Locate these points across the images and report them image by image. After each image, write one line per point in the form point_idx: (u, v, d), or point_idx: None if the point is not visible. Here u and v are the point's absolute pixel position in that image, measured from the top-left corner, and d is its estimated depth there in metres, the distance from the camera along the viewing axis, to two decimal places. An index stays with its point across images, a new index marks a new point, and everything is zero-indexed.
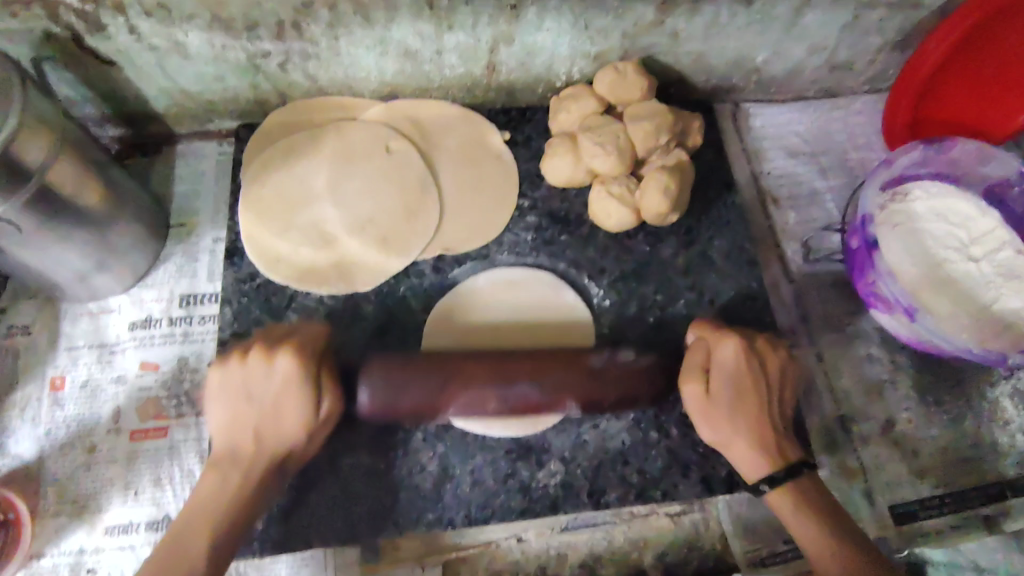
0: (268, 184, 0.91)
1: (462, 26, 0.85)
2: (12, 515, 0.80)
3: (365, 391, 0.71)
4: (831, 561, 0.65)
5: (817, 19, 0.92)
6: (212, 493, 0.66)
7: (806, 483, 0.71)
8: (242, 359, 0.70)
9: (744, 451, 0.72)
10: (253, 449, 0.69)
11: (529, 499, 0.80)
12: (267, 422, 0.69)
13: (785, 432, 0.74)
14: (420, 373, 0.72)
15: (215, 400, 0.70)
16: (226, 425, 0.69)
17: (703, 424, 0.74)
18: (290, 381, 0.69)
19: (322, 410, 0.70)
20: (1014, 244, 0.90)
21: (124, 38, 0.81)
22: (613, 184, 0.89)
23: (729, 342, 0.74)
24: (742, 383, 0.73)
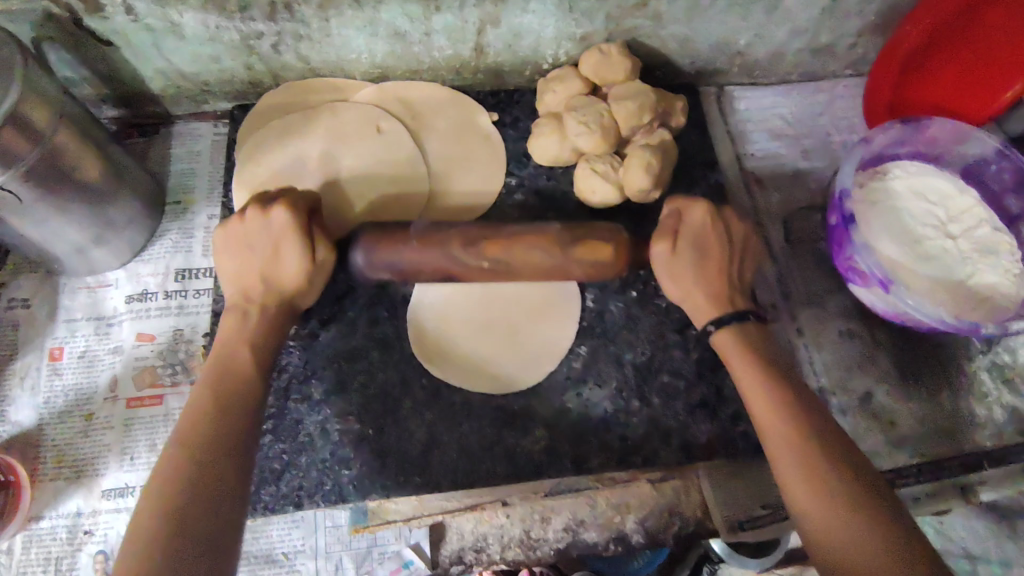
0: (262, 163, 0.93)
1: (450, 8, 0.88)
2: (11, 478, 0.82)
3: (359, 252, 0.83)
4: (779, 424, 0.66)
5: (796, 3, 0.94)
6: (233, 333, 0.75)
7: (750, 324, 0.77)
8: (242, 216, 0.78)
9: (700, 302, 0.78)
10: (261, 288, 0.77)
11: (513, 464, 0.82)
12: (270, 268, 0.77)
13: (747, 289, 0.81)
14: (399, 239, 0.82)
15: (223, 254, 0.79)
16: (235, 275, 0.78)
17: (665, 277, 0.79)
18: (285, 230, 0.76)
19: (319, 257, 0.79)
20: (991, 222, 0.92)
21: (121, 18, 0.84)
22: (597, 162, 0.92)
23: (698, 207, 0.79)
24: (707, 246, 0.79)
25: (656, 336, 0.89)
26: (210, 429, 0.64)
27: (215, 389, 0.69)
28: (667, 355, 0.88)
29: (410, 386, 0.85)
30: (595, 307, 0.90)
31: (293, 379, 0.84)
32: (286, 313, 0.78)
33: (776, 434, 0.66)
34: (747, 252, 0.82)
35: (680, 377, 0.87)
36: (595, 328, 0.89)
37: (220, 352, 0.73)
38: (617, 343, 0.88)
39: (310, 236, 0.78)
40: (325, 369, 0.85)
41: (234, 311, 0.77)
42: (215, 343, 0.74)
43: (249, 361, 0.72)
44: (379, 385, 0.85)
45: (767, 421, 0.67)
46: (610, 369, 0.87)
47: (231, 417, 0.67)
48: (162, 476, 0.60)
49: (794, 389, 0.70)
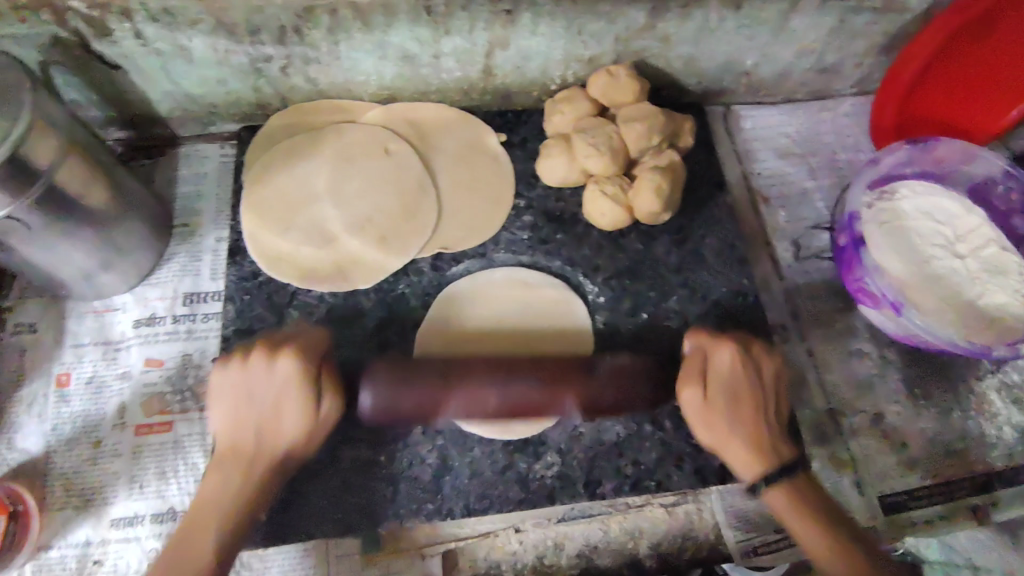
0: (270, 185, 0.93)
1: (459, 30, 0.88)
2: (20, 507, 0.82)
3: (368, 395, 0.75)
4: (836, 562, 0.68)
5: (804, 24, 0.94)
6: (216, 500, 0.70)
7: (800, 481, 0.74)
8: (244, 361, 0.72)
9: (741, 452, 0.74)
10: (253, 446, 0.71)
11: (525, 490, 0.82)
12: (266, 419, 0.71)
13: (783, 436, 0.76)
14: (429, 380, 0.75)
15: (217, 402, 0.73)
16: (226, 427, 0.72)
17: (696, 423, 0.76)
18: (289, 383, 0.71)
19: (325, 411, 0.74)
20: (999, 242, 0.92)
21: (129, 43, 0.83)
22: (606, 184, 0.91)
23: (724, 348, 0.77)
24: (739, 391, 0.76)
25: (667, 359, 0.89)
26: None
27: (193, 556, 0.67)
28: None
29: None
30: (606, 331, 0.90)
31: None
32: (272, 483, 0.72)
33: (835, 568, 0.68)
34: (780, 394, 0.78)
35: None
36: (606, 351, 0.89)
37: (205, 497, 0.70)
38: None
39: (318, 391, 0.73)
40: None
41: (219, 466, 0.71)
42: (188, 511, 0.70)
43: (209, 559, 0.67)
44: None
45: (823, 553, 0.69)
46: None
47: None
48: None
49: (832, 510, 0.73)
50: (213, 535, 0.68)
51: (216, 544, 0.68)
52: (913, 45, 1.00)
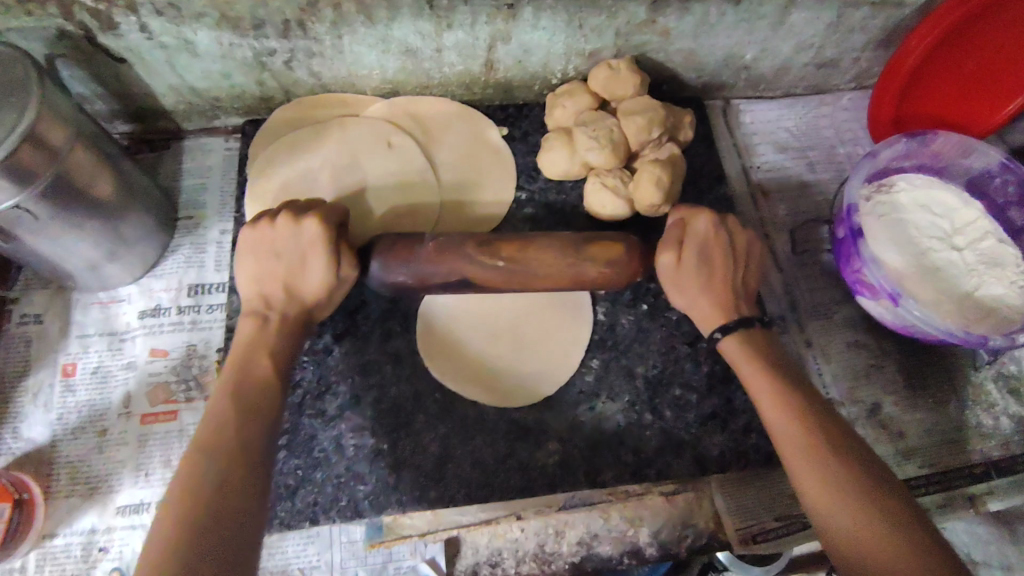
0: (273, 177, 0.94)
1: (461, 24, 0.89)
2: (25, 496, 0.82)
3: (377, 263, 0.81)
4: (793, 444, 0.66)
5: (803, 19, 0.95)
6: (251, 350, 0.73)
7: (756, 331, 0.76)
8: (271, 221, 0.77)
9: (710, 309, 0.77)
10: (281, 297, 0.76)
11: (527, 478, 0.82)
12: (293, 275, 0.76)
13: (750, 298, 0.79)
14: (424, 256, 0.81)
15: (245, 256, 0.77)
16: (252, 278, 0.76)
17: (668, 286, 0.78)
18: (316, 241, 0.75)
19: (342, 271, 0.78)
20: (996, 234, 0.94)
21: (135, 36, 0.84)
22: (607, 176, 0.92)
23: (703, 215, 0.77)
24: (711, 255, 0.77)
25: (667, 349, 0.90)
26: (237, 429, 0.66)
27: (237, 400, 0.68)
28: (678, 368, 0.89)
29: (423, 400, 0.85)
30: (607, 321, 0.91)
31: (308, 394, 0.85)
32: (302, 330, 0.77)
33: (793, 451, 0.66)
34: (753, 261, 0.80)
35: (690, 390, 0.88)
36: (607, 341, 0.90)
37: (237, 355, 0.72)
38: (628, 356, 0.89)
39: (336, 252, 0.76)
40: (339, 384, 0.86)
41: (250, 316, 0.75)
42: (231, 352, 0.73)
43: (262, 383, 0.71)
44: (392, 399, 0.85)
45: (778, 426, 0.67)
46: (622, 382, 0.88)
47: (252, 438, 0.66)
48: (194, 483, 0.61)
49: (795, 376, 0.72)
50: (268, 362, 0.72)
51: (269, 372, 0.72)
52: (909, 42, 0.98)
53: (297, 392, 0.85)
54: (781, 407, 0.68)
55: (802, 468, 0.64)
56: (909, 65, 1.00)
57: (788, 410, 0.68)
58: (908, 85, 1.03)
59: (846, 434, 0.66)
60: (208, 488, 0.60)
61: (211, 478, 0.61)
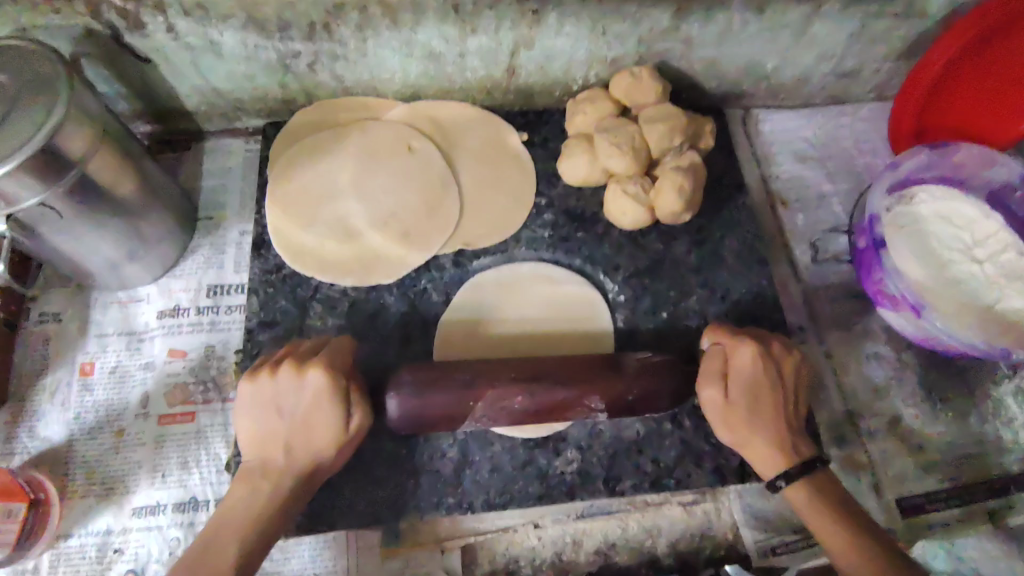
0: (294, 180, 0.94)
1: (485, 30, 0.89)
2: (41, 495, 0.82)
3: (395, 402, 0.77)
4: (838, 536, 0.70)
5: (825, 28, 0.95)
6: (245, 504, 0.70)
7: (820, 477, 0.75)
8: (271, 374, 0.75)
9: (763, 451, 0.75)
10: (282, 461, 0.72)
11: (546, 485, 0.82)
12: (296, 435, 0.72)
13: (801, 432, 0.78)
14: (448, 386, 0.79)
15: (245, 411, 0.74)
16: (257, 438, 0.73)
17: (718, 425, 0.77)
18: (320, 395, 0.73)
19: (352, 424, 0.75)
20: (1016, 247, 0.93)
21: (161, 37, 0.84)
22: (628, 184, 0.92)
23: (745, 346, 0.78)
24: (759, 390, 0.77)
25: (687, 358, 0.89)
26: None
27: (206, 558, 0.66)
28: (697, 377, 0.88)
29: None
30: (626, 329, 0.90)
31: None
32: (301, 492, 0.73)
33: (837, 543, 0.70)
34: (798, 386, 0.80)
35: None
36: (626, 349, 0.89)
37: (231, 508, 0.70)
38: None
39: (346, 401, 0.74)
40: None
41: (247, 476, 0.72)
42: (217, 513, 0.70)
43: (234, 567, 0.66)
44: None
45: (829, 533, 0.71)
46: None
47: None
48: None
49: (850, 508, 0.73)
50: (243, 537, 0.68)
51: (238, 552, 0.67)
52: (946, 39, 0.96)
53: None
54: (834, 522, 0.72)
55: (859, 568, 0.68)
56: (938, 66, 0.98)
57: (836, 519, 0.72)
58: (932, 87, 1.01)
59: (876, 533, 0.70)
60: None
61: None
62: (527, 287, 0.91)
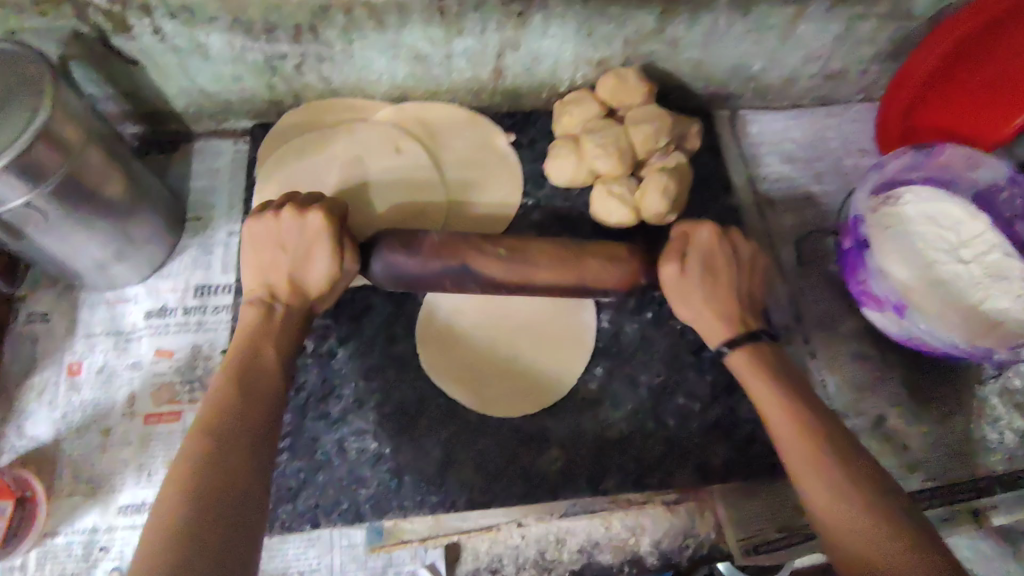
0: (284, 182, 0.95)
1: (471, 31, 0.89)
2: (28, 494, 0.83)
3: (378, 261, 0.79)
4: (788, 422, 0.68)
5: (810, 30, 0.96)
6: (253, 330, 0.74)
7: (762, 347, 0.76)
8: (275, 215, 0.78)
9: (713, 320, 0.77)
10: (285, 286, 0.77)
11: (529, 484, 0.82)
12: (296, 267, 0.77)
13: (757, 310, 0.79)
14: (415, 237, 0.80)
15: (246, 249, 0.78)
16: (256, 270, 0.78)
17: (673, 296, 0.79)
18: (319, 235, 0.77)
19: (346, 265, 0.79)
20: (1004, 247, 0.91)
21: (148, 38, 0.85)
22: (613, 184, 0.93)
23: (704, 226, 0.79)
24: (715, 262, 0.78)
25: (671, 358, 0.90)
26: (240, 421, 0.65)
27: (239, 382, 0.68)
28: (681, 377, 0.89)
29: (427, 405, 0.85)
30: (611, 329, 0.90)
31: (311, 397, 0.85)
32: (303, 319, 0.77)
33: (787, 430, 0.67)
34: (756, 272, 0.81)
35: (694, 400, 0.88)
36: (611, 349, 0.90)
37: (241, 353, 0.72)
38: (632, 364, 0.89)
39: (341, 244, 0.77)
40: (343, 388, 0.86)
41: (251, 304, 0.76)
42: (238, 335, 0.74)
43: (275, 373, 0.71)
44: (396, 403, 0.85)
45: (777, 420, 0.69)
46: (625, 390, 0.87)
47: (246, 449, 0.63)
48: (196, 449, 0.62)
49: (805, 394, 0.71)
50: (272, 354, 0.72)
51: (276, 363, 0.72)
52: (949, 23, 0.95)
53: (300, 395, 0.85)
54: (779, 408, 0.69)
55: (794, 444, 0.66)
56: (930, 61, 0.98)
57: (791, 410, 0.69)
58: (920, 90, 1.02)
59: (857, 454, 0.64)
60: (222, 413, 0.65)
61: (219, 439, 0.62)
62: None
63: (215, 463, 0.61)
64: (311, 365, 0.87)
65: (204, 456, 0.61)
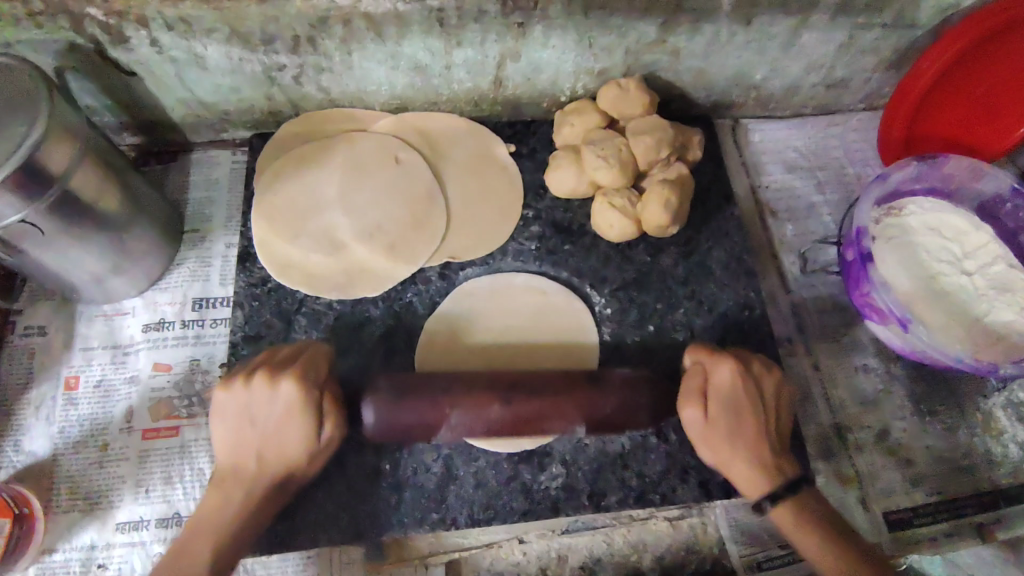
0: (280, 193, 0.93)
1: (471, 42, 0.88)
2: (26, 510, 0.81)
3: (372, 412, 0.74)
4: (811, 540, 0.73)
5: (813, 39, 0.95)
6: (217, 513, 0.71)
7: (803, 497, 0.75)
8: (247, 381, 0.73)
9: (739, 464, 0.75)
10: (253, 466, 0.72)
11: (530, 501, 0.82)
12: (270, 449, 0.72)
13: (782, 447, 0.77)
14: (421, 400, 0.75)
15: (220, 426, 0.74)
16: (229, 445, 0.73)
17: (699, 443, 0.77)
18: (291, 409, 0.72)
19: (323, 434, 0.74)
20: (1006, 259, 0.93)
21: (145, 50, 0.84)
22: (614, 196, 0.92)
23: (724, 365, 0.77)
24: (742, 408, 0.76)
25: (673, 371, 0.89)
26: None
27: None
28: None
29: None
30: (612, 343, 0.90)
31: None
32: (276, 491, 0.74)
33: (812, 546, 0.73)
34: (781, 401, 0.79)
35: None
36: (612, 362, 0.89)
37: (202, 514, 0.71)
38: None
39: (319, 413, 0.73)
40: None
41: (222, 483, 0.73)
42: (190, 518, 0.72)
43: (205, 564, 0.68)
44: None
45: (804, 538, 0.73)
46: None
47: None
48: None
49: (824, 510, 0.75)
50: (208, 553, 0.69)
51: (209, 557, 0.69)
52: (953, 33, 0.93)
53: None
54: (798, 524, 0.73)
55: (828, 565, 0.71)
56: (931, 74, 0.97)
57: (810, 528, 0.73)
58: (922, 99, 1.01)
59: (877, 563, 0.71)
60: None
61: None
62: (517, 300, 0.91)
63: None
64: None
65: None
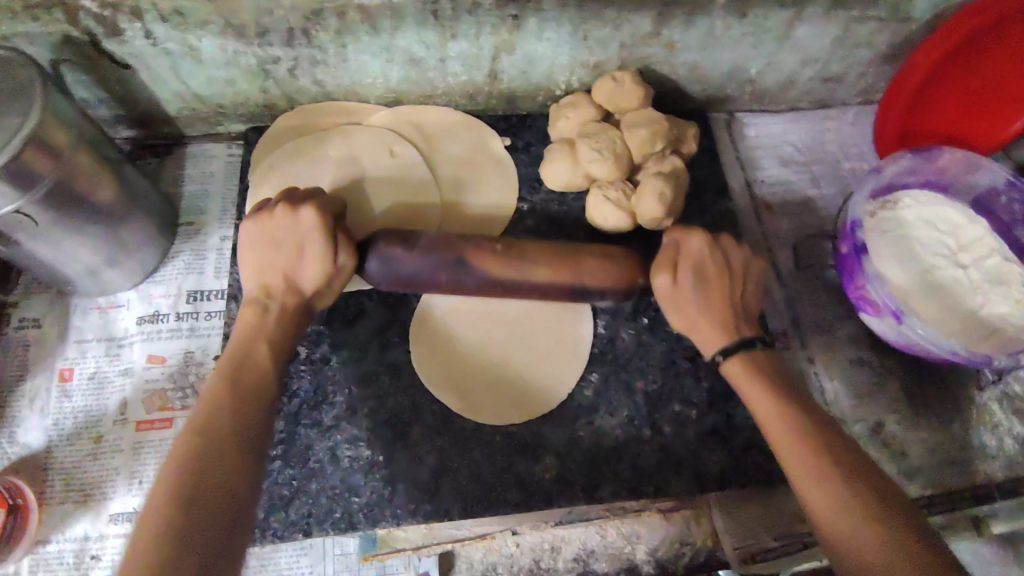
0: (275, 185, 0.94)
1: (465, 34, 0.88)
2: (19, 502, 0.82)
3: (376, 260, 0.77)
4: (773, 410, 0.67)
5: (808, 32, 0.95)
6: (254, 336, 0.72)
7: (761, 354, 0.73)
8: (271, 211, 0.76)
9: (703, 330, 0.75)
10: (283, 287, 0.74)
11: (524, 493, 0.81)
12: (290, 267, 0.74)
13: (749, 321, 0.76)
14: (419, 250, 0.76)
15: (246, 245, 0.76)
16: (254, 268, 0.75)
17: (664, 305, 0.76)
18: (312, 231, 0.74)
19: (341, 262, 0.75)
20: (1001, 252, 0.92)
21: (140, 42, 0.84)
22: (609, 188, 0.91)
23: (694, 235, 0.76)
24: (707, 276, 0.75)
25: (667, 364, 0.89)
26: (230, 420, 0.64)
27: (235, 393, 0.66)
28: (677, 383, 0.88)
29: (421, 411, 0.84)
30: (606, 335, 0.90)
31: (303, 404, 0.84)
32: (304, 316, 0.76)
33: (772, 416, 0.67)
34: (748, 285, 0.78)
35: (691, 406, 0.87)
36: (607, 355, 0.89)
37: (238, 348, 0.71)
38: (628, 370, 0.88)
39: (333, 244, 0.74)
40: (336, 395, 0.85)
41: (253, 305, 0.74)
42: (233, 341, 0.72)
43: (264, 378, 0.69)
44: (390, 410, 0.85)
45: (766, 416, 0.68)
46: (621, 396, 0.87)
47: (236, 466, 0.61)
48: (180, 461, 0.60)
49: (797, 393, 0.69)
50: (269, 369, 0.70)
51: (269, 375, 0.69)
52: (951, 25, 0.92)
53: (292, 402, 0.84)
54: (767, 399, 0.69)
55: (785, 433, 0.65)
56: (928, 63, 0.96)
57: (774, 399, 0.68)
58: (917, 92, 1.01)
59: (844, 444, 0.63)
60: (217, 406, 0.64)
61: (214, 451, 0.61)
62: None
63: (202, 469, 0.59)
64: (303, 371, 0.86)
65: (191, 465, 0.60)
